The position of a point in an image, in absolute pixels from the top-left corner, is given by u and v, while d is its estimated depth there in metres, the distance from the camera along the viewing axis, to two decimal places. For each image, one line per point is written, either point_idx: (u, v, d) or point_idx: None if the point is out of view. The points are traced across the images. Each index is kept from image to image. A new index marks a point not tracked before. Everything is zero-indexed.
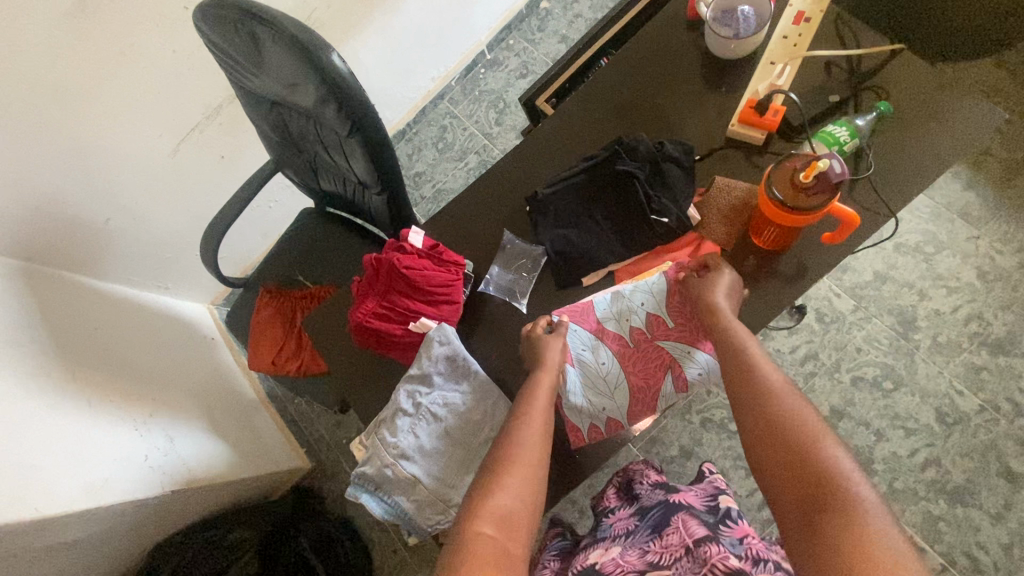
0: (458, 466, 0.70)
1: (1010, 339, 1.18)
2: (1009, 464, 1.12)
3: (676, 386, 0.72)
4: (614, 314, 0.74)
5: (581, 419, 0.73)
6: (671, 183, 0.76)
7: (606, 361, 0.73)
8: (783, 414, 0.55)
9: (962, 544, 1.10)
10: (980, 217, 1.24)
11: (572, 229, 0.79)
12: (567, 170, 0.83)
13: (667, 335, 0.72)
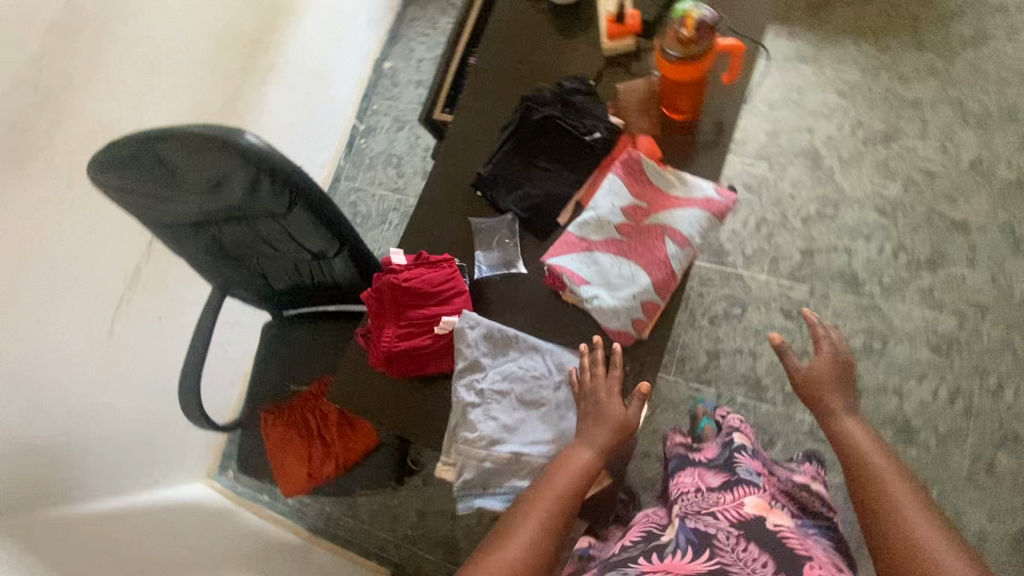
0: (546, 422, 0.70)
1: (891, 128, 1.37)
2: (950, 218, 1.29)
3: (677, 244, 0.73)
4: (593, 225, 0.77)
5: (622, 323, 0.73)
6: (585, 107, 0.85)
7: (611, 263, 0.75)
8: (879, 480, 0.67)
9: (957, 298, 1.24)
10: (814, 53, 1.45)
11: (527, 185, 0.85)
12: (495, 146, 0.89)
13: (647, 214, 0.76)
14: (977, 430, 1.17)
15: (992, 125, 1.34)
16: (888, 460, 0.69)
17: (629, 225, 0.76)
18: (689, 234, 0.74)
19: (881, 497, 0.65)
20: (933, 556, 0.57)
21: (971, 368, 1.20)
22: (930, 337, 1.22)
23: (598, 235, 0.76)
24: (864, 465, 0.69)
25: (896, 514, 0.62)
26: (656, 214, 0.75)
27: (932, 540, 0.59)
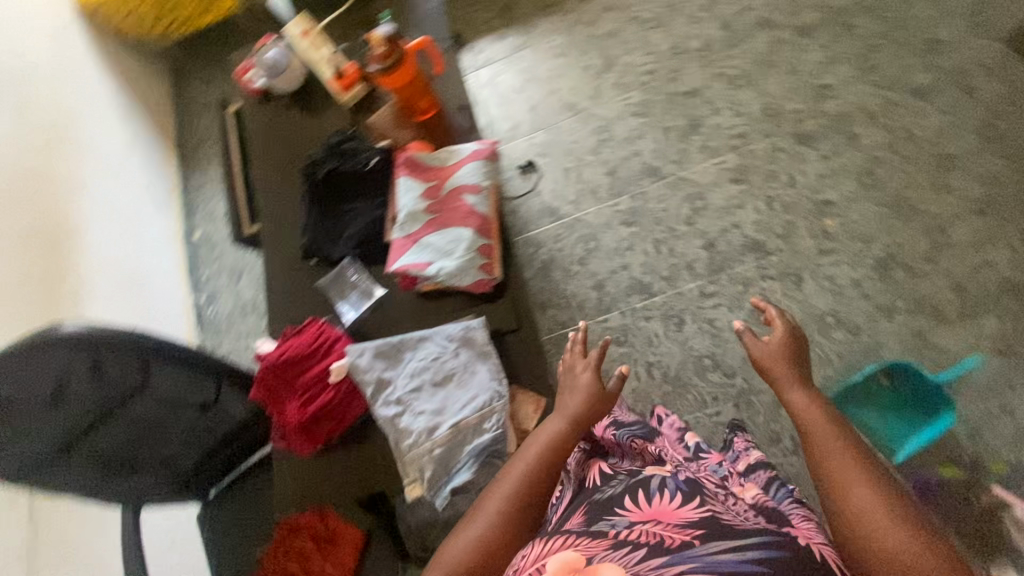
0: (461, 385, 0.78)
1: (606, 58, 1.70)
2: (683, 91, 1.60)
3: (473, 193, 0.87)
4: (407, 222, 0.87)
5: (472, 274, 0.83)
6: (354, 147, 0.96)
7: (436, 238, 0.85)
8: (815, 437, 0.71)
9: (724, 138, 1.52)
10: (524, 43, 1.79)
11: (347, 230, 0.93)
12: (305, 217, 0.97)
13: (440, 187, 0.88)
14: (800, 215, 1.41)
15: (668, 17, 1.69)
16: (838, 425, 0.72)
17: (433, 200, 0.87)
18: (476, 180, 0.88)
19: (832, 455, 0.68)
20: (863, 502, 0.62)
21: (767, 178, 1.46)
22: (726, 175, 1.49)
23: (416, 223, 0.87)
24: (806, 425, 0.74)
25: (844, 474, 0.66)
26: (446, 181, 0.88)
27: (868, 491, 0.63)
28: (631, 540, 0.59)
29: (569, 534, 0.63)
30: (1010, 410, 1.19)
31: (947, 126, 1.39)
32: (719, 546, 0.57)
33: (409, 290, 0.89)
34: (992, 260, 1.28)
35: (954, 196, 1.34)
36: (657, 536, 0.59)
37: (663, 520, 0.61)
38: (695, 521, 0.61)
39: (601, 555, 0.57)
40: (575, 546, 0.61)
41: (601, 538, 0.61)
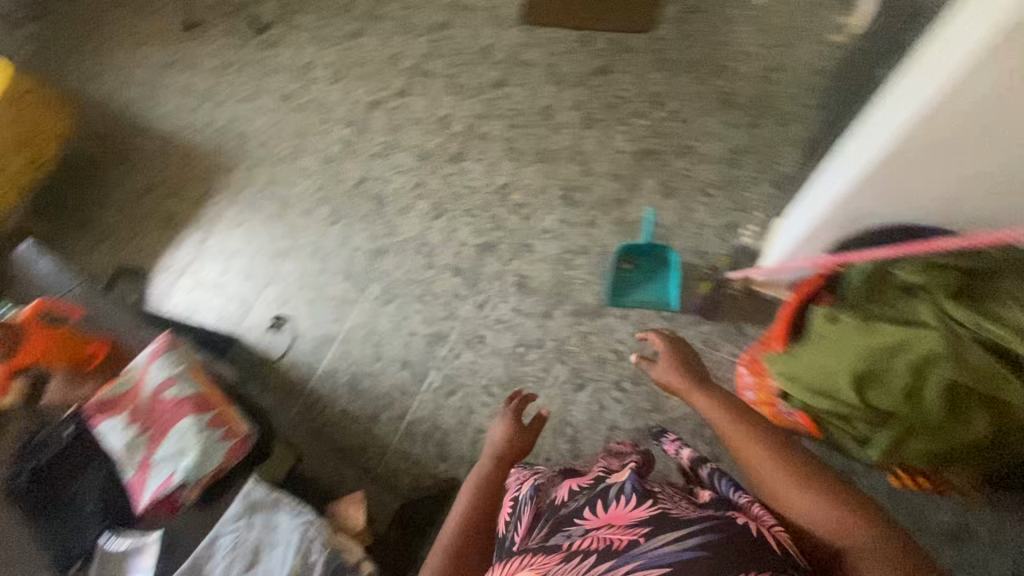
0: (262, 545, 1.03)
1: (281, 202, 1.83)
2: (354, 184, 1.79)
3: (172, 388, 1.09)
4: (137, 448, 1.06)
5: (209, 438, 1.06)
6: (52, 440, 1.11)
7: (168, 442, 1.06)
8: (754, 447, 0.86)
9: (407, 194, 1.74)
10: (207, 236, 1.85)
11: (100, 502, 1.07)
12: (53, 522, 1.08)
13: (145, 403, 1.09)
14: (496, 206, 1.68)
15: (305, 143, 1.90)
16: (745, 426, 0.89)
17: (139, 423, 1.08)
18: (169, 378, 1.10)
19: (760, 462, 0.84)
20: (802, 500, 0.78)
21: (456, 198, 1.70)
22: (428, 217, 1.69)
23: (140, 450, 1.06)
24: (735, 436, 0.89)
25: (773, 483, 0.82)
26: (141, 398, 1.09)
27: (804, 488, 0.79)
28: (582, 549, 0.73)
29: (525, 555, 0.78)
30: (703, 223, 1.53)
31: (531, 89, 1.79)
32: (664, 537, 0.71)
33: (177, 511, 1.07)
34: (618, 148, 1.68)
35: (569, 128, 1.73)
36: (606, 542, 0.73)
37: (615, 526, 0.76)
38: (650, 522, 0.74)
39: (553, 568, 0.72)
40: (531, 564, 0.76)
41: (555, 553, 0.75)
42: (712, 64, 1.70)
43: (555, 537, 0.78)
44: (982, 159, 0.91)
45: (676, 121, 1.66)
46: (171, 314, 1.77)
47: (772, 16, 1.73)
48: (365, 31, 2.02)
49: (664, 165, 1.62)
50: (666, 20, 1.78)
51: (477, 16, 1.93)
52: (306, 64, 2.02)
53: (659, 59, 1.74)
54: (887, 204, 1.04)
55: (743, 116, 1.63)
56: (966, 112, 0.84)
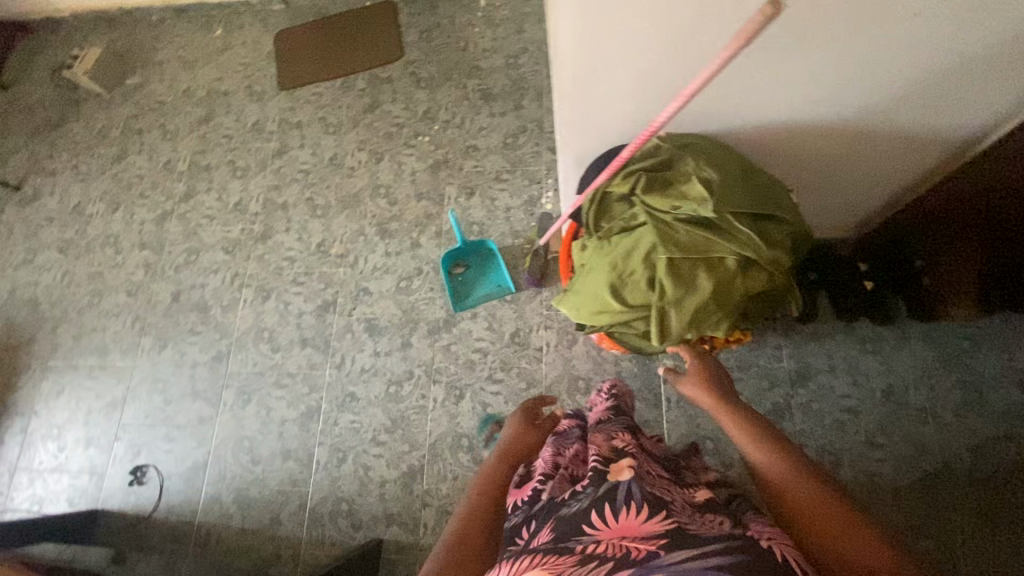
0: None
1: (97, 351, 1.68)
2: (170, 302, 1.70)
3: None
4: None
5: None
6: None
7: None
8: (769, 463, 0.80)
9: (228, 290, 1.68)
10: (24, 420, 1.64)
11: None
12: None
13: None
14: (320, 265, 1.67)
15: (102, 281, 1.77)
16: (769, 444, 0.82)
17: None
18: None
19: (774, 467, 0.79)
20: (827, 516, 0.69)
21: (279, 274, 1.68)
22: (257, 303, 1.65)
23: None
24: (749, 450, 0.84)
25: (789, 501, 0.74)
26: None
27: (829, 506, 0.70)
28: (597, 555, 0.65)
29: (531, 554, 0.69)
30: (508, 208, 1.66)
31: (314, 147, 1.83)
32: (677, 555, 0.62)
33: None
34: (412, 169, 1.75)
35: (362, 168, 1.78)
36: (623, 549, 0.65)
37: (630, 537, 0.68)
38: (668, 533, 0.67)
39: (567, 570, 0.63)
40: (543, 563, 0.66)
41: (568, 555, 0.66)
42: (463, 69, 1.84)
43: (564, 542, 0.70)
44: (843, 100, 0.91)
45: (453, 128, 1.78)
46: (13, 518, 1.55)
47: (497, 11, 1.90)
48: (128, 150, 1.94)
49: (457, 170, 1.73)
50: (410, 46, 1.90)
51: (238, 101, 1.94)
52: (76, 205, 1.89)
53: (418, 80, 1.85)
54: (597, 140, 1.00)
55: (506, 103, 1.78)
56: (578, 45, 0.78)
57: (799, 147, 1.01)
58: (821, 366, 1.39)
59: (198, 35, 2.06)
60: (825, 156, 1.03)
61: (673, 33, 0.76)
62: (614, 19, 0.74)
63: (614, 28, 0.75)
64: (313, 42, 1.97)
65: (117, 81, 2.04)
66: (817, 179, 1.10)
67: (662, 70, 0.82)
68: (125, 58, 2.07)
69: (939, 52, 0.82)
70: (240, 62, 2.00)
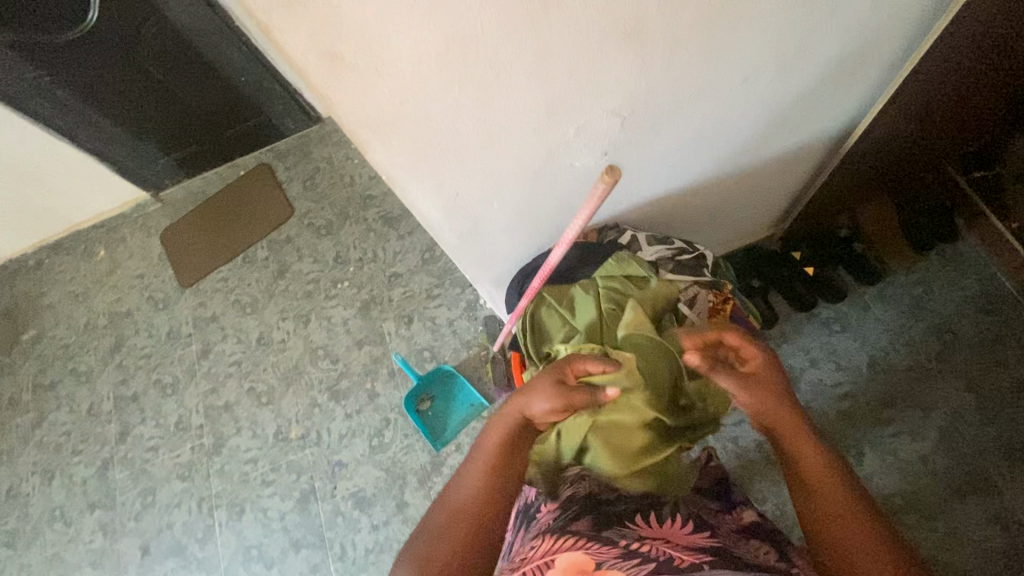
0: None
1: None
2: (141, 558, 1.54)
3: None
4: None
5: None
6: None
7: None
8: (823, 473, 0.67)
9: (200, 519, 1.54)
10: None
11: None
12: None
13: None
14: (285, 455, 1.56)
15: (60, 563, 1.59)
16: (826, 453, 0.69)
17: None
18: None
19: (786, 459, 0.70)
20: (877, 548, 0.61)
21: (246, 481, 1.56)
22: (233, 521, 1.52)
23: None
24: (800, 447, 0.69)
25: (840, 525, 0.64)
26: None
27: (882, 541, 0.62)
28: (644, 552, 0.64)
29: (575, 535, 0.68)
30: (451, 322, 1.62)
31: (237, 333, 1.75)
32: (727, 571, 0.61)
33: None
34: (343, 320, 1.69)
35: (293, 336, 1.71)
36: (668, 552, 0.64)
37: (674, 542, 0.68)
38: (709, 551, 0.66)
39: (609, 561, 0.62)
40: (585, 547, 0.65)
41: (612, 546, 0.65)
42: (357, 203, 1.82)
43: (607, 531, 0.69)
44: (724, 153, 0.90)
45: (368, 263, 1.74)
46: None
47: None
48: (46, 409, 1.80)
49: (387, 303, 1.68)
50: (299, 199, 1.87)
51: (145, 315, 1.84)
52: (6, 489, 1.72)
53: (317, 229, 1.82)
54: (505, 264, 0.98)
55: (410, 221, 1.77)
56: (445, 209, 0.75)
57: (696, 201, 1.01)
58: (803, 364, 1.38)
59: (82, 264, 1.97)
60: (722, 197, 1.04)
61: (532, 169, 0.73)
62: (468, 180, 0.71)
63: (473, 186, 0.72)
64: (201, 229, 1.91)
65: (11, 342, 1.91)
66: (725, 213, 1.11)
67: (536, 198, 0.80)
68: (13, 314, 1.95)
69: (793, 89, 0.82)
70: (134, 275, 1.91)
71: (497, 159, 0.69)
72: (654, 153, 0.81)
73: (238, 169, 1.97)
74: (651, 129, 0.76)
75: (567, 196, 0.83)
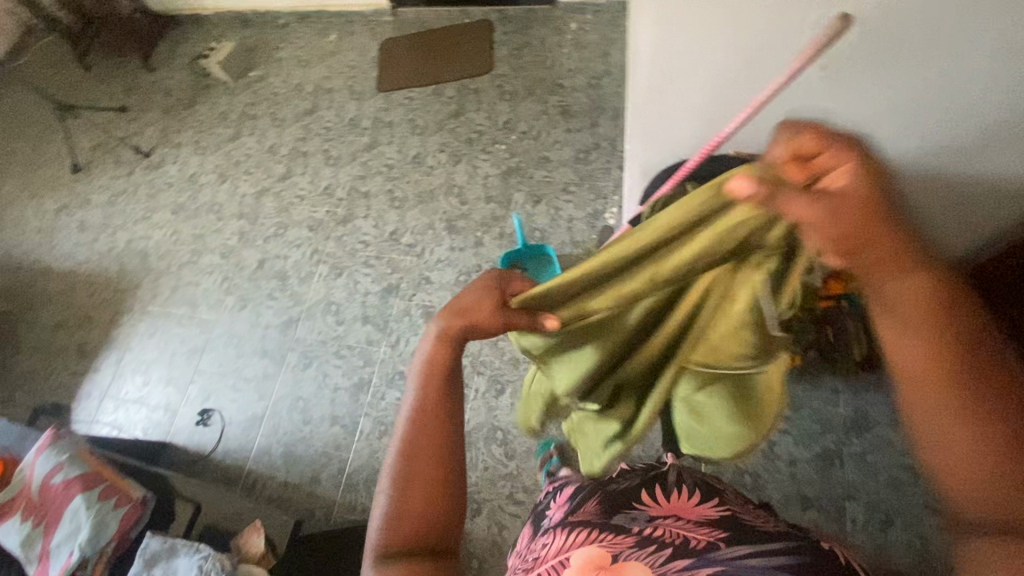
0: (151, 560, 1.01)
1: (189, 300, 1.89)
2: (256, 268, 1.88)
3: (36, 473, 1.07)
4: (26, 538, 1.02)
5: (67, 544, 0.99)
6: None
7: (39, 537, 1.02)
8: (929, 347, 0.50)
9: (307, 263, 1.84)
10: (122, 351, 1.88)
11: None
12: None
13: (23, 500, 1.06)
14: (389, 252, 1.80)
15: (203, 243, 1.99)
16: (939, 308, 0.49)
17: (34, 514, 1.04)
18: (39, 469, 1.07)
19: (905, 349, 0.51)
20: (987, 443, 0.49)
21: (353, 255, 1.82)
22: (329, 278, 1.80)
23: (36, 542, 1.01)
24: (906, 306, 0.50)
25: (934, 412, 0.50)
26: (32, 491, 1.06)
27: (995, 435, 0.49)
28: (655, 539, 0.72)
29: (587, 531, 0.77)
30: (572, 219, 1.71)
31: (400, 145, 1.98)
32: (737, 546, 0.68)
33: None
34: (485, 174, 1.86)
35: (440, 168, 1.91)
36: (678, 536, 0.72)
37: (683, 521, 0.76)
38: (720, 527, 0.74)
39: (625, 553, 0.70)
40: (599, 542, 0.74)
41: (625, 536, 0.74)
42: (546, 86, 1.94)
43: (619, 519, 0.79)
44: (932, 134, 0.88)
45: (529, 139, 1.87)
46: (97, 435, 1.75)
47: (586, 35, 2.00)
48: (242, 132, 2.18)
49: (527, 178, 1.81)
50: (500, 62, 2.03)
51: (341, 98, 2.14)
52: (193, 175, 2.15)
53: (503, 93, 1.97)
54: (664, 153, 1.03)
55: (583, 121, 1.85)
56: (655, 52, 0.82)
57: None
58: (878, 418, 1.32)
59: (315, 39, 2.30)
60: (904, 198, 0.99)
61: (748, 49, 0.78)
62: (691, 29, 0.78)
63: (692, 38, 0.79)
64: (413, 52, 2.15)
65: (241, 73, 2.31)
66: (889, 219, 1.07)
67: (733, 88, 0.85)
68: (252, 53, 2.35)
69: None
70: (347, 65, 2.21)
71: (727, 17, 0.76)
72: (863, 87, 0.82)
73: (465, 17, 2.16)
74: (876, 52, 0.77)
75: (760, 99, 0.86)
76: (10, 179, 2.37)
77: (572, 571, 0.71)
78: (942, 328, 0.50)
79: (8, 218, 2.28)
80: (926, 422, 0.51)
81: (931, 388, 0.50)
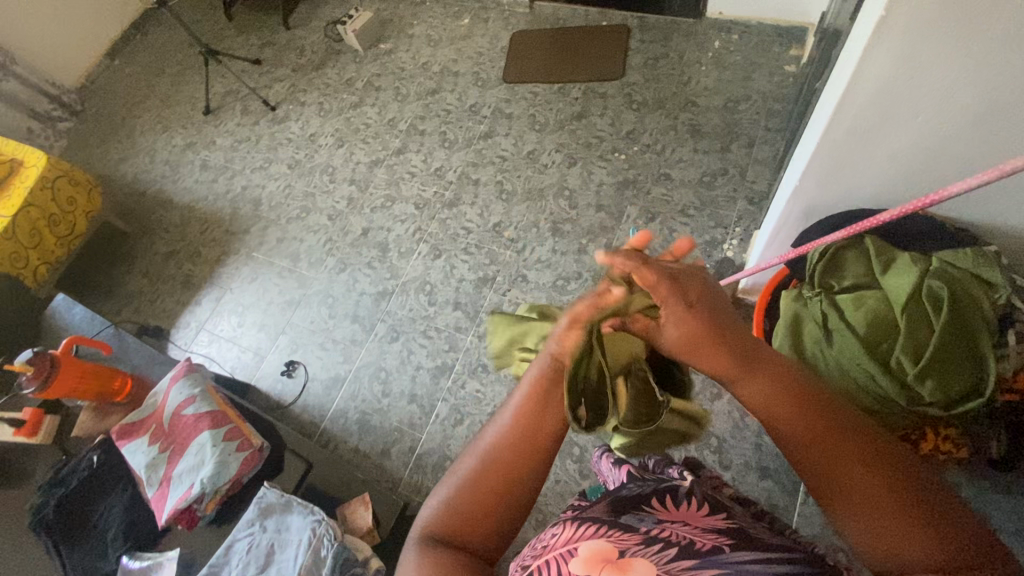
0: (271, 511, 1.07)
1: (292, 254, 1.96)
2: (359, 235, 1.92)
3: (170, 405, 1.17)
4: (153, 460, 1.13)
5: (190, 477, 1.09)
6: (96, 480, 1.16)
7: (164, 464, 1.12)
8: (804, 424, 0.57)
9: (408, 239, 1.86)
10: (223, 290, 1.97)
11: (139, 508, 1.14)
12: (99, 522, 1.12)
13: (153, 427, 1.17)
14: (490, 243, 1.79)
15: (312, 202, 2.05)
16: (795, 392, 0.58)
17: (162, 440, 1.15)
18: (175, 399, 1.18)
19: (797, 441, 0.57)
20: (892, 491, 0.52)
21: (454, 240, 1.82)
22: (428, 258, 1.81)
23: (161, 467, 1.12)
24: (774, 398, 0.58)
25: (838, 480, 0.54)
26: (163, 419, 1.16)
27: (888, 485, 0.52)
28: (663, 538, 0.60)
29: (595, 525, 0.64)
30: (685, 244, 1.64)
31: (517, 138, 1.97)
32: (750, 555, 0.55)
33: (194, 528, 1.12)
34: (600, 181, 1.81)
35: (554, 167, 1.88)
36: (686, 539, 0.60)
37: (691, 525, 0.63)
38: (732, 534, 0.60)
39: (633, 548, 0.58)
40: (605, 536, 0.62)
41: (632, 533, 0.62)
42: (678, 101, 1.87)
43: (625, 516, 0.66)
44: None
45: (651, 153, 1.81)
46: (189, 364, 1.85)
47: (728, 55, 1.91)
48: (364, 101, 2.24)
49: (643, 193, 1.75)
50: (632, 71, 1.97)
51: (464, 82, 2.15)
52: (312, 134, 2.22)
53: (631, 102, 1.91)
54: (837, 193, 0.97)
55: (712, 143, 1.77)
56: (875, 93, 0.78)
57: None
58: (1009, 526, 1.16)
59: (448, 20, 2.32)
60: None
61: (993, 104, 0.75)
62: (939, 70, 0.72)
63: (933, 83, 0.74)
64: (545, 47, 2.13)
65: (372, 44, 2.37)
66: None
67: (953, 138, 0.81)
68: (385, 26, 2.40)
69: None
70: (476, 50, 2.22)
71: (988, 66, 0.70)
72: None
73: (602, 20, 2.12)
74: None
75: (973, 154, 0.83)
76: (147, 111, 2.54)
77: (578, 562, 0.58)
78: (812, 408, 0.57)
79: (141, 146, 2.45)
80: (844, 495, 0.54)
81: (835, 476, 0.54)
